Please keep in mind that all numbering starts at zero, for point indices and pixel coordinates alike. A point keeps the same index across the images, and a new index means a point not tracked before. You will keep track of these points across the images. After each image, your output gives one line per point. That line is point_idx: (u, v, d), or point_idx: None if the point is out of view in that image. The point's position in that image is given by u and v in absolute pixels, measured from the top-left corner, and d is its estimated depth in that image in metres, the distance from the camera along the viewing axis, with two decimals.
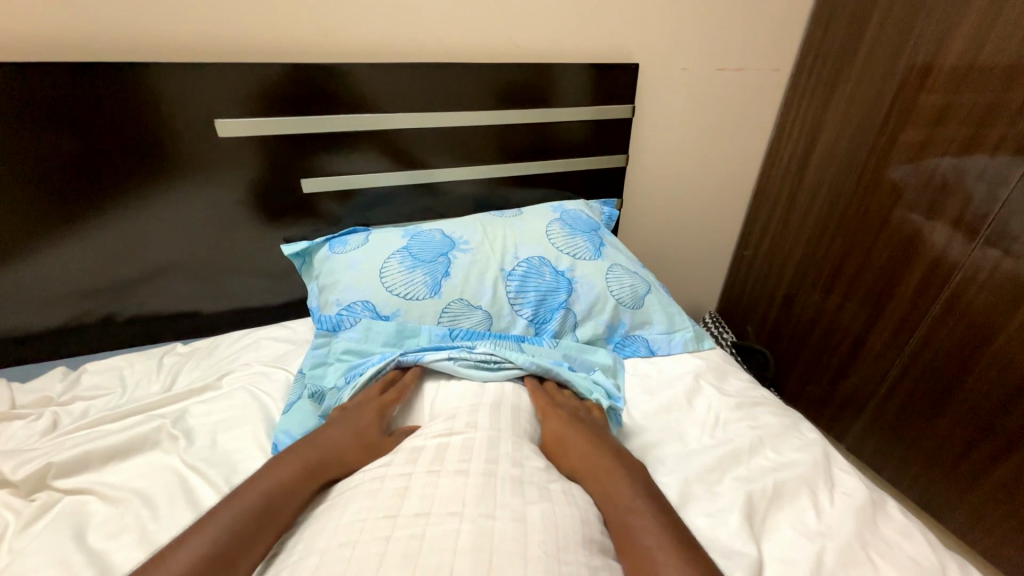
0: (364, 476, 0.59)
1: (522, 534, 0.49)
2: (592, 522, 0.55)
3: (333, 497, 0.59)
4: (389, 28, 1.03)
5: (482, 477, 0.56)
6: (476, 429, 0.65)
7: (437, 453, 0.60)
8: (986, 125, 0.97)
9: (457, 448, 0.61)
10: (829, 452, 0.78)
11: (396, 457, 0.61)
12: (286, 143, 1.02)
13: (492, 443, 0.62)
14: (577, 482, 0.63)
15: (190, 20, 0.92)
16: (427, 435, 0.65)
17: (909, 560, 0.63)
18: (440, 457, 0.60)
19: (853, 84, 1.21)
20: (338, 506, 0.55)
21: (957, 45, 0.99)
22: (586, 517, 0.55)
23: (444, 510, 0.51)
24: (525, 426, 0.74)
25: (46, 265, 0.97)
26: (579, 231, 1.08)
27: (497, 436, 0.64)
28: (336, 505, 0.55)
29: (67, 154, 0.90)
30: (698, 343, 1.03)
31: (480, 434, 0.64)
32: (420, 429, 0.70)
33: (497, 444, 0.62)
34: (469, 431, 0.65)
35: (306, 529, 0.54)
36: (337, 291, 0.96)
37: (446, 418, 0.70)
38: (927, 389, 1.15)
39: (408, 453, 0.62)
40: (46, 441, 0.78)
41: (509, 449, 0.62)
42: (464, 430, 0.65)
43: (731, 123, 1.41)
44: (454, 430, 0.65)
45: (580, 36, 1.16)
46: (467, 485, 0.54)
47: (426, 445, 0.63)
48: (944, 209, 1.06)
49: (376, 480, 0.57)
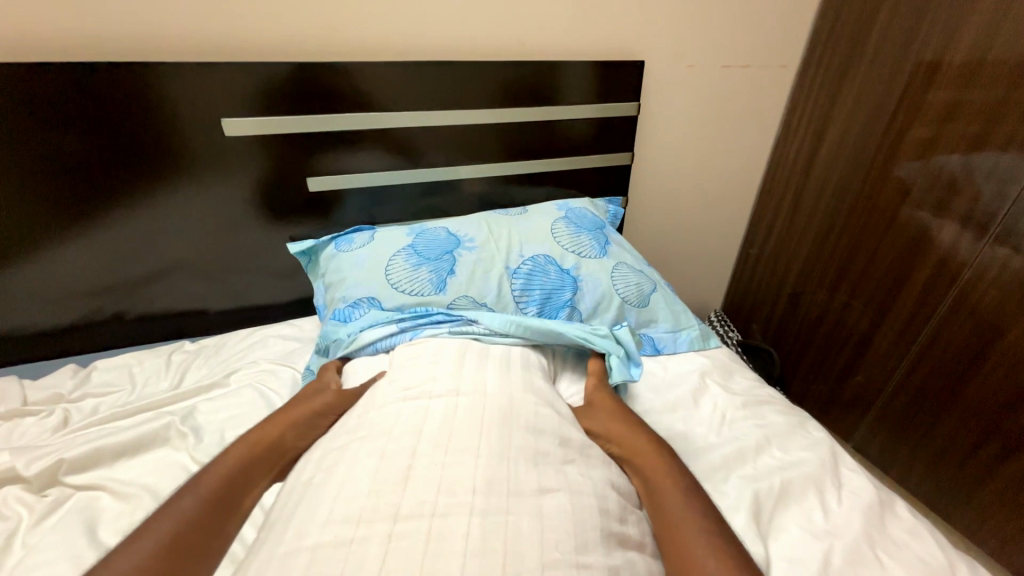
0: (365, 444, 0.59)
1: (537, 533, 0.49)
2: (613, 511, 0.55)
3: (330, 461, 0.58)
4: (395, 26, 1.03)
5: (494, 461, 0.55)
6: (481, 399, 0.65)
7: (442, 425, 0.60)
8: (995, 123, 0.96)
9: (464, 421, 0.61)
10: (836, 450, 0.78)
11: (399, 425, 0.61)
12: (293, 141, 1.02)
13: (500, 416, 0.62)
14: (595, 459, 0.63)
15: (198, 21, 0.93)
16: (432, 399, 0.65)
17: (918, 560, 0.63)
18: (444, 432, 0.59)
19: (859, 81, 1.21)
20: (336, 479, 0.54)
21: (966, 42, 0.99)
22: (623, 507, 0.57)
23: (448, 501, 0.51)
24: (532, 380, 0.73)
25: (54, 263, 0.98)
26: (584, 229, 1.08)
27: (508, 407, 0.64)
28: (334, 475, 0.55)
29: (75, 154, 0.91)
30: (704, 342, 1.03)
31: (488, 404, 0.64)
32: (421, 380, 0.69)
33: (507, 417, 0.62)
34: (476, 400, 0.65)
35: (300, 500, 0.54)
36: (343, 288, 0.97)
37: (450, 377, 0.69)
38: (934, 389, 1.14)
39: (412, 421, 0.61)
40: (58, 437, 0.79)
41: (524, 423, 0.62)
42: (467, 399, 0.64)
43: (736, 120, 1.41)
44: (460, 398, 0.65)
45: (585, 34, 1.16)
46: (478, 470, 0.54)
47: (431, 413, 0.62)
48: (952, 207, 1.06)
49: (378, 454, 0.56)
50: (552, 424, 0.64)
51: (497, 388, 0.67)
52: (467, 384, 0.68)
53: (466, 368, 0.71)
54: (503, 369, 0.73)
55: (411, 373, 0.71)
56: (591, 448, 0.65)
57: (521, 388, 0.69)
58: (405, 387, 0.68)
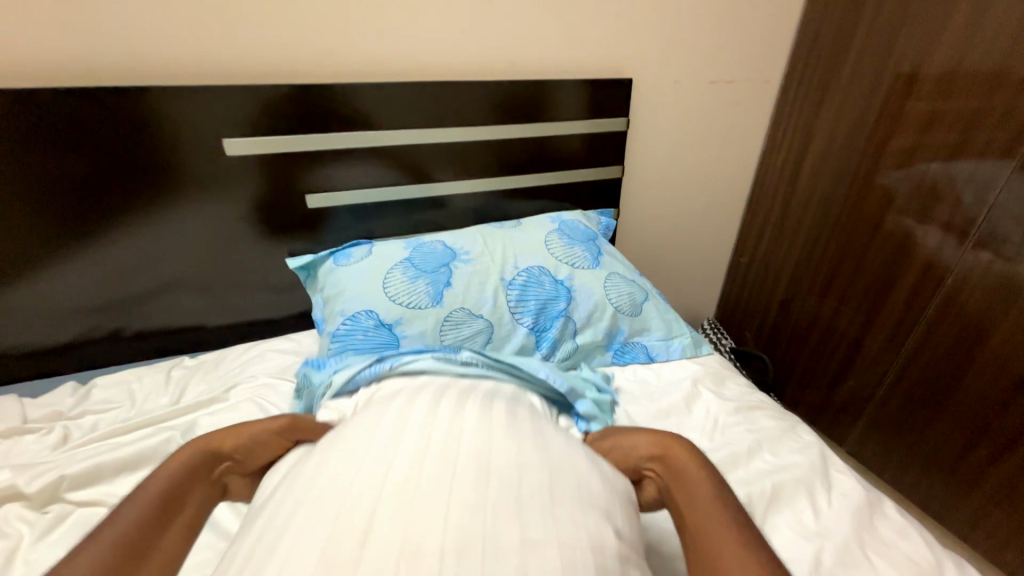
0: (315, 500, 0.50)
1: (518, 540, 0.46)
2: (599, 521, 0.50)
3: (272, 522, 0.49)
4: (391, 47, 1.07)
5: (473, 476, 0.52)
6: (457, 444, 0.57)
7: (411, 476, 0.52)
8: (972, 132, 1.00)
9: (435, 468, 0.53)
10: (826, 453, 0.79)
11: (371, 449, 0.56)
12: (291, 160, 1.05)
13: (478, 460, 0.54)
14: (589, 491, 0.54)
15: (203, 47, 0.96)
16: (399, 448, 0.56)
17: (906, 558, 0.64)
18: (415, 484, 0.51)
19: (841, 94, 1.25)
20: (307, 501, 0.50)
21: (942, 55, 1.03)
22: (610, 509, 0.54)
23: (432, 511, 0.47)
24: (513, 411, 0.67)
25: (58, 281, 0.99)
26: (577, 241, 1.11)
27: (485, 450, 0.56)
28: (277, 542, 0.46)
29: (82, 175, 0.93)
30: (697, 349, 1.05)
31: (465, 449, 0.56)
32: (384, 422, 0.62)
33: (485, 462, 0.54)
34: (452, 445, 0.57)
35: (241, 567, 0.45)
36: (342, 301, 0.98)
37: (422, 422, 0.61)
38: (925, 391, 1.16)
39: (376, 470, 0.53)
40: (59, 454, 0.80)
41: (501, 466, 0.54)
42: (444, 445, 0.56)
43: (724, 135, 1.45)
44: (434, 443, 0.57)
45: (575, 52, 1.20)
46: (456, 484, 0.51)
47: (397, 464, 0.53)
48: (933, 214, 1.09)
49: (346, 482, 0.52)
50: (535, 463, 0.56)
51: (475, 429, 0.60)
52: (440, 428, 0.59)
53: (436, 409, 0.64)
54: (481, 406, 0.66)
55: (379, 417, 0.63)
56: (585, 481, 0.56)
57: (503, 425, 0.62)
58: (371, 433, 0.59)
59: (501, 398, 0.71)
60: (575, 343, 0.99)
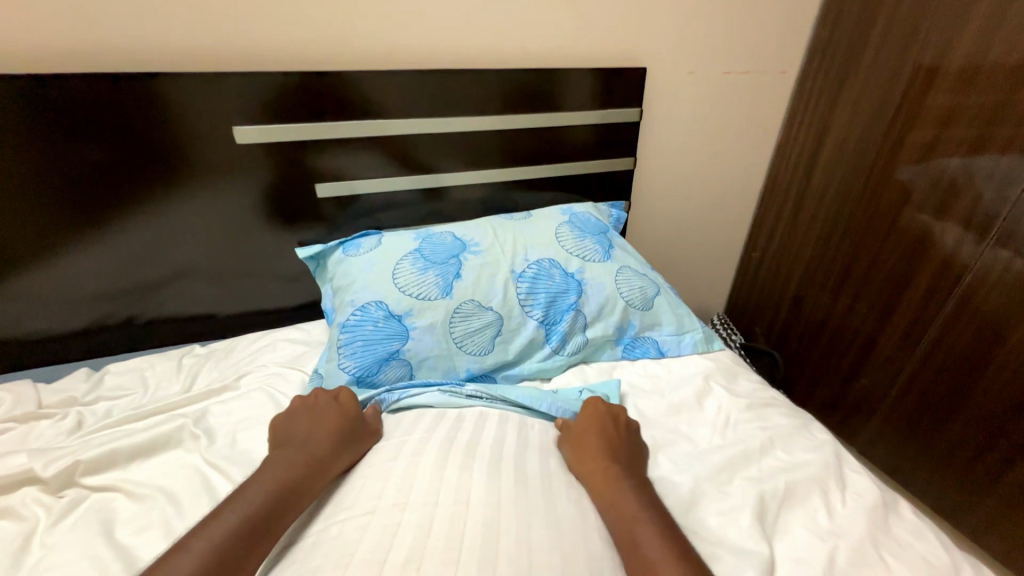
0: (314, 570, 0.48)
1: (526, 568, 0.49)
2: (602, 550, 0.54)
3: None
4: (400, 35, 1.05)
5: (486, 507, 0.55)
6: (466, 507, 0.55)
7: (415, 544, 0.50)
8: (994, 127, 0.97)
9: (441, 537, 0.51)
10: (839, 451, 0.79)
11: (389, 482, 0.60)
12: (300, 148, 1.04)
13: (487, 528, 0.52)
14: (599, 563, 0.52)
15: (212, 33, 0.95)
16: (405, 510, 0.55)
17: (921, 559, 0.63)
18: (419, 554, 0.49)
19: (860, 86, 1.22)
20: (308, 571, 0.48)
21: (964, 47, 1.00)
22: (611, 537, 0.58)
23: (445, 540, 0.50)
24: (524, 466, 0.65)
25: (72, 268, 1.00)
26: (588, 233, 1.10)
27: (494, 515, 0.54)
28: None
29: (94, 163, 0.93)
30: (708, 344, 1.04)
31: (474, 513, 0.54)
32: (391, 480, 0.60)
33: (493, 530, 0.52)
34: (460, 508, 0.55)
35: None
36: (351, 291, 0.98)
37: (430, 481, 0.59)
38: (940, 390, 1.15)
39: (381, 537, 0.51)
40: (74, 439, 0.81)
41: (508, 536, 0.52)
42: (452, 509, 0.55)
43: (739, 127, 1.43)
44: (441, 506, 0.55)
45: (587, 41, 1.18)
46: (469, 514, 0.54)
47: (403, 530, 0.52)
48: (952, 210, 1.07)
49: (366, 514, 0.55)
50: (544, 531, 0.53)
51: (484, 489, 0.58)
52: (448, 488, 0.58)
53: (445, 464, 0.62)
54: (492, 463, 0.64)
55: (387, 474, 0.62)
56: (593, 550, 0.54)
57: (513, 486, 0.60)
58: (378, 495, 0.58)
59: (512, 448, 0.69)
60: (584, 336, 0.99)
